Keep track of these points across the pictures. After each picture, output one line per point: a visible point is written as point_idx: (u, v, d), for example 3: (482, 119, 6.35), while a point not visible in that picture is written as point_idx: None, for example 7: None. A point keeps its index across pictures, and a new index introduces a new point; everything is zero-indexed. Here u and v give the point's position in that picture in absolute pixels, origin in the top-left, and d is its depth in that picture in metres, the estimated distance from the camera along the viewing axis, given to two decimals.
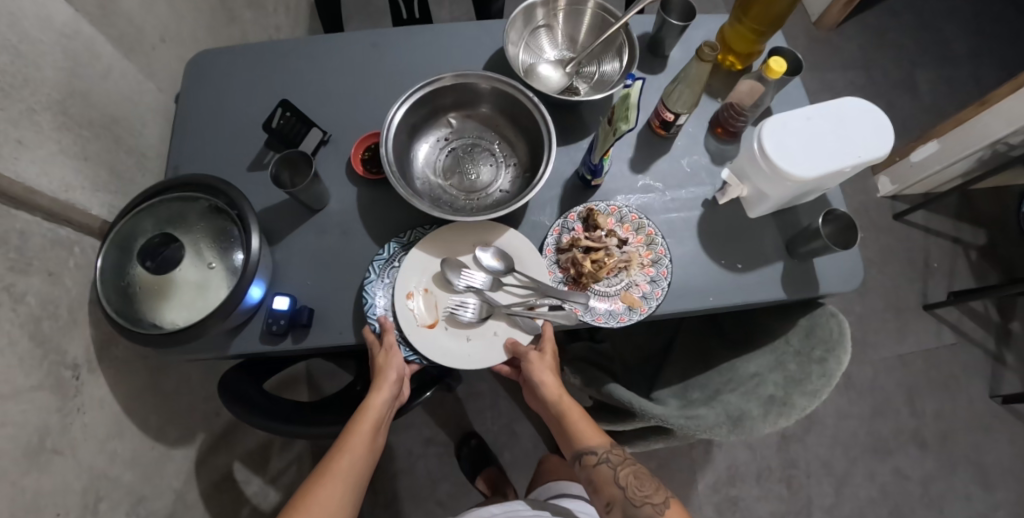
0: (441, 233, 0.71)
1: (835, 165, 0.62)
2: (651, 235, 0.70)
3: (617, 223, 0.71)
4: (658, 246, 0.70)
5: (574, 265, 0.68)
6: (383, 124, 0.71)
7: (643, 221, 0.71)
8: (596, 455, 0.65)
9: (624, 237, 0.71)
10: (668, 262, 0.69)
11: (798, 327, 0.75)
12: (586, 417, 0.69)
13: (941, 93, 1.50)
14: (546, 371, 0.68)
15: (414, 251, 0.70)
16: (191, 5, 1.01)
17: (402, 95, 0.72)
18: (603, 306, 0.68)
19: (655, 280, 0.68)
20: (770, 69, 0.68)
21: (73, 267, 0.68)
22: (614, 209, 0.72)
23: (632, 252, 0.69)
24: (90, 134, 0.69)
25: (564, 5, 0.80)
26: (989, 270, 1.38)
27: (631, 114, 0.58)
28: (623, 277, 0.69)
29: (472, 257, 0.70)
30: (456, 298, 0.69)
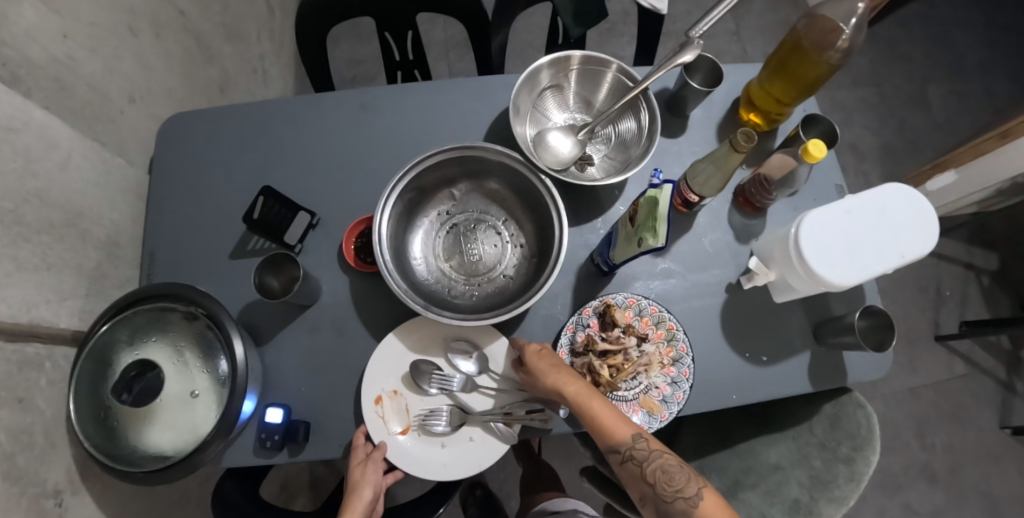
0: (416, 332, 0.67)
1: (875, 269, 0.58)
2: (672, 330, 0.65)
3: (636, 317, 0.66)
4: (680, 342, 0.65)
5: (590, 372, 0.64)
6: (376, 211, 0.64)
7: (663, 313, 0.66)
8: (620, 454, 0.55)
9: (643, 331, 0.66)
10: (690, 361, 0.65)
11: (823, 413, 0.71)
12: (610, 411, 0.57)
13: (954, 108, 1.43)
14: (547, 370, 0.58)
15: (383, 349, 0.65)
16: (161, 53, 0.93)
17: (399, 174, 0.64)
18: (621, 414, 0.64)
19: (677, 381, 0.64)
20: (808, 152, 0.62)
21: (46, 385, 0.62)
22: (632, 301, 0.66)
23: (652, 352, 0.64)
24: (52, 237, 0.63)
25: (577, 65, 0.73)
26: (1002, 296, 1.35)
27: (659, 228, 0.52)
28: (642, 379, 0.64)
29: (443, 357, 0.66)
30: (428, 403, 0.65)
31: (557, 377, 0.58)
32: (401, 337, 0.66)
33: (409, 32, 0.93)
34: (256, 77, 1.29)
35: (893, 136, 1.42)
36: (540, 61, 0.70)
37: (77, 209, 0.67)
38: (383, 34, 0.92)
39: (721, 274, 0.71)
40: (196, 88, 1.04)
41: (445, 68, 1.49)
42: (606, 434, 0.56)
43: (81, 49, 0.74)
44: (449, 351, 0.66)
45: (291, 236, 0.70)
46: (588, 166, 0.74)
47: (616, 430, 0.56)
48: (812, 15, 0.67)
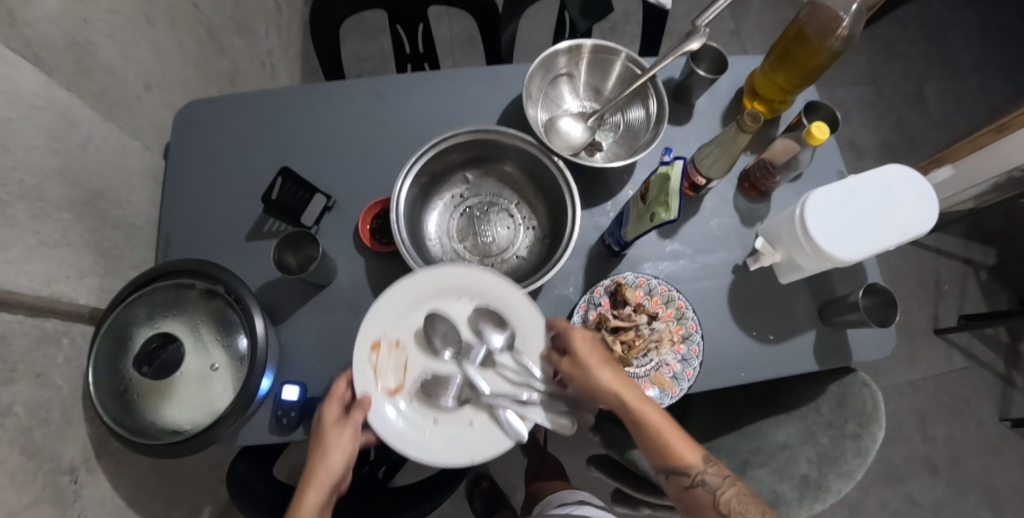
0: (443, 282, 0.62)
1: (877, 246, 0.59)
2: (682, 308, 0.67)
3: (645, 296, 0.67)
4: (689, 320, 0.66)
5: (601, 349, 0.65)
6: (395, 187, 0.65)
7: (673, 293, 0.67)
8: (689, 479, 0.58)
9: (652, 311, 0.67)
10: (700, 338, 0.66)
11: (829, 393, 0.72)
12: (676, 431, 0.58)
13: (950, 106, 1.46)
14: (602, 369, 0.59)
15: (398, 291, 0.62)
16: (175, 43, 0.94)
17: (414, 156, 0.65)
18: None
19: (686, 358, 0.65)
20: (811, 135, 0.64)
21: (63, 361, 0.63)
22: (642, 280, 0.67)
23: (663, 329, 0.66)
24: (71, 216, 0.64)
25: (588, 53, 0.75)
26: (999, 290, 1.37)
27: (671, 202, 0.54)
28: (652, 356, 0.66)
29: (467, 319, 0.63)
30: (433, 367, 0.62)
31: (610, 376, 0.59)
32: (429, 274, 0.62)
33: (420, 24, 0.95)
34: (265, 72, 1.30)
35: (891, 133, 1.44)
36: (552, 47, 0.72)
37: (96, 190, 0.68)
38: (395, 25, 0.94)
39: (729, 257, 0.72)
40: (208, 79, 1.05)
41: (450, 65, 1.51)
42: (675, 459, 0.58)
43: (100, 34, 0.75)
44: (473, 317, 0.62)
45: (307, 218, 0.71)
46: (597, 152, 0.76)
47: (685, 454, 0.58)
48: (815, 3, 0.70)
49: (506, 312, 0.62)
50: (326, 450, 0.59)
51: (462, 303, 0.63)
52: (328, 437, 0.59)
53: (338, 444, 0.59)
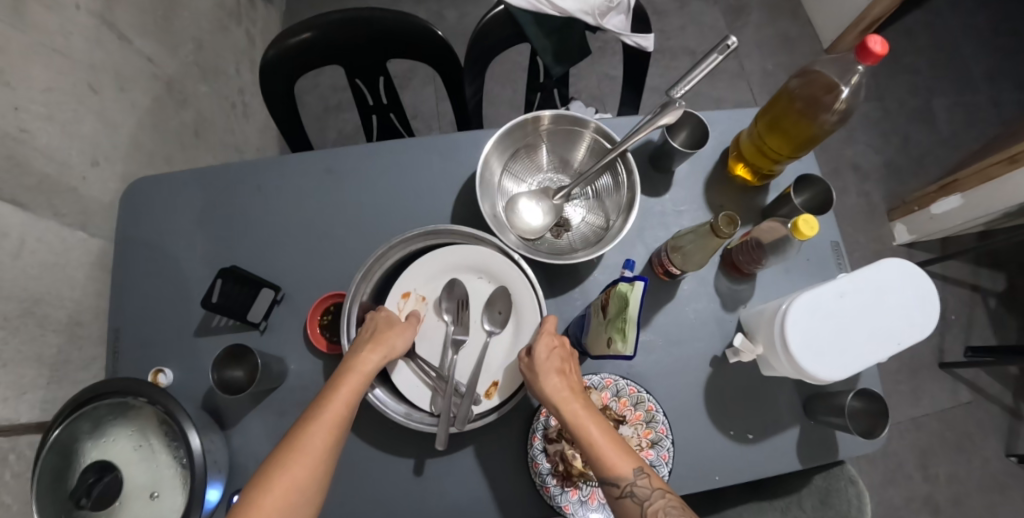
0: (479, 259, 0.65)
1: (866, 358, 0.54)
2: (650, 411, 0.63)
3: (612, 398, 0.63)
4: (659, 424, 0.62)
5: (563, 461, 0.61)
6: (349, 296, 0.61)
7: (642, 394, 0.63)
8: (618, 489, 0.47)
9: (618, 413, 0.63)
10: (670, 443, 0.62)
11: (813, 488, 0.69)
12: (608, 436, 0.49)
13: (961, 123, 1.37)
14: (549, 375, 0.53)
15: (437, 255, 0.65)
16: (127, 106, 0.90)
17: (361, 269, 0.60)
18: (597, 501, 0.60)
19: (655, 465, 0.61)
20: (797, 228, 0.56)
21: (9, 479, 0.61)
22: (609, 382, 0.64)
23: (630, 435, 0.62)
24: (6, 330, 0.61)
25: (548, 126, 0.68)
26: (1009, 319, 1.30)
27: (629, 335, 0.48)
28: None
29: (483, 299, 0.65)
30: (440, 326, 0.64)
31: (557, 383, 0.53)
32: (453, 251, 0.65)
33: (380, 77, 0.89)
34: (235, 112, 1.25)
35: (896, 154, 1.37)
36: (508, 124, 0.66)
37: (33, 294, 0.66)
38: (354, 80, 0.88)
39: (707, 347, 0.67)
40: (168, 135, 1.00)
41: (432, 91, 1.44)
42: (604, 463, 0.48)
43: (36, 119, 0.71)
44: (488, 301, 0.64)
45: (255, 313, 0.68)
46: (564, 233, 0.70)
47: (615, 462, 0.47)
48: (808, 71, 0.63)
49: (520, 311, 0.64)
50: (350, 374, 0.53)
51: (484, 287, 0.65)
52: (355, 362, 0.54)
53: (363, 372, 0.54)
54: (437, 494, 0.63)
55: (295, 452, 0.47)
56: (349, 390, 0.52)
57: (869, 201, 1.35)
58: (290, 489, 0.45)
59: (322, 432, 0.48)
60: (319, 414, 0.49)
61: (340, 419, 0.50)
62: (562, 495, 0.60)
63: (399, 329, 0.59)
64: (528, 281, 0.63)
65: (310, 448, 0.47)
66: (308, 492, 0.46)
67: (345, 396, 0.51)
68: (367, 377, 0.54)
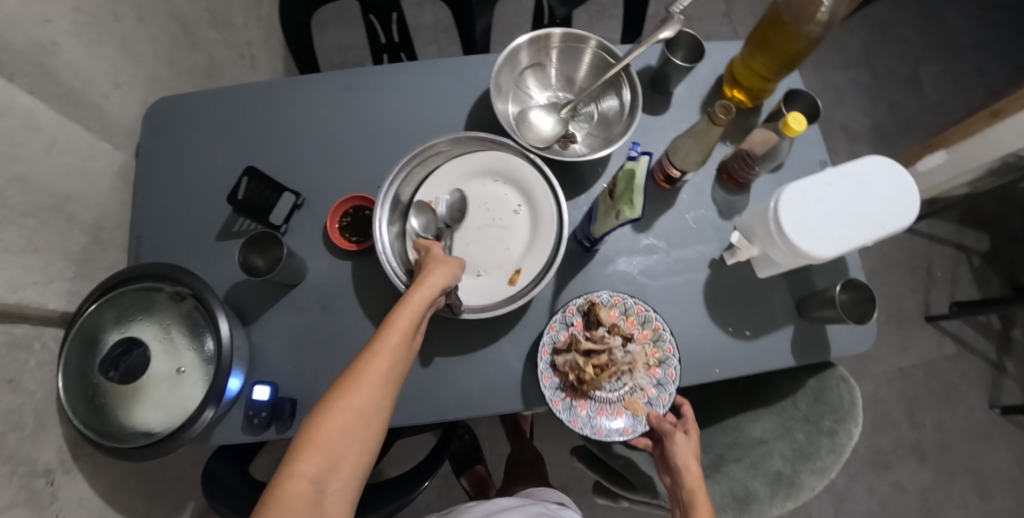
0: (495, 163, 0.68)
1: (850, 242, 0.60)
2: (658, 330, 0.65)
3: (620, 316, 0.66)
4: (666, 343, 0.65)
5: (574, 370, 0.63)
6: (379, 197, 0.64)
7: (650, 313, 0.66)
8: None
9: (627, 331, 0.66)
10: (676, 362, 0.64)
11: (807, 389, 0.73)
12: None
13: (945, 88, 1.44)
14: (688, 455, 0.61)
15: (458, 162, 0.68)
16: (147, 39, 0.92)
17: (391, 173, 0.64)
18: (604, 416, 0.64)
19: (662, 383, 0.64)
20: (787, 126, 0.62)
21: (34, 366, 0.64)
22: (617, 300, 0.66)
23: (636, 351, 0.65)
24: (37, 221, 0.65)
25: (557, 43, 0.72)
26: (993, 276, 1.35)
27: (636, 200, 0.52)
28: (627, 380, 0.65)
29: (500, 200, 0.68)
30: (462, 227, 0.67)
31: (691, 464, 0.61)
32: (469, 159, 0.68)
33: (394, 13, 0.91)
34: (243, 63, 1.27)
35: (885, 118, 1.42)
36: (519, 39, 0.70)
37: (61, 192, 0.69)
38: (368, 15, 0.91)
39: (705, 250, 0.72)
40: (183, 75, 1.03)
41: (434, 52, 1.45)
42: None
43: (65, 34, 0.73)
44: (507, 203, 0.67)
45: (276, 217, 0.71)
46: (571, 145, 0.72)
47: None
48: None
49: (540, 207, 0.67)
50: (405, 307, 0.54)
51: (502, 190, 0.68)
52: (409, 294, 0.55)
53: (417, 304, 0.55)
54: (450, 384, 0.65)
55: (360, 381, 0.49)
56: (403, 324, 0.53)
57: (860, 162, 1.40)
58: (356, 413, 0.48)
59: (383, 362, 0.51)
60: (380, 350, 0.51)
61: (398, 351, 0.52)
62: (571, 409, 0.64)
63: (444, 265, 0.58)
64: (546, 177, 0.66)
65: (371, 380, 0.50)
66: (370, 417, 0.49)
67: (400, 329, 0.53)
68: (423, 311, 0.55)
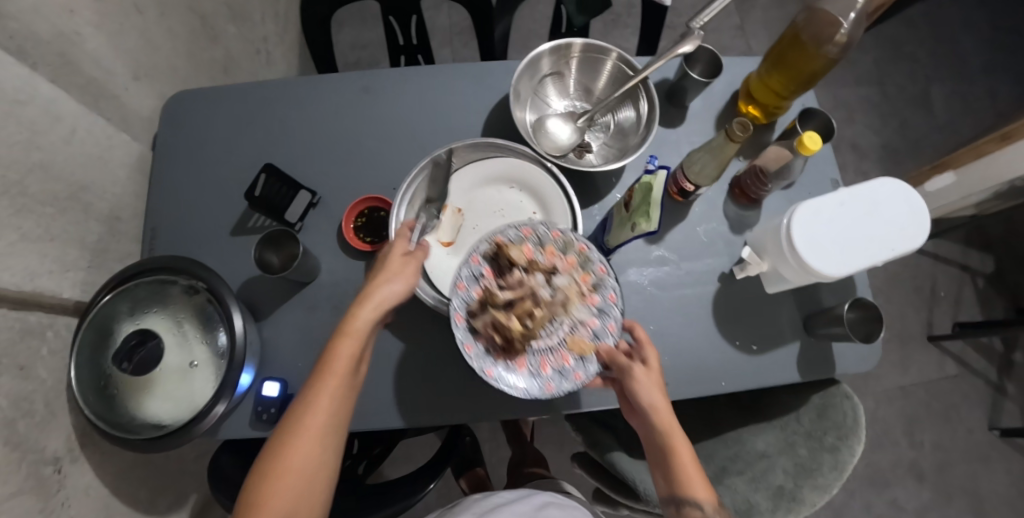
0: (512, 170, 0.70)
1: (861, 262, 0.60)
2: (584, 254, 0.59)
3: (535, 249, 0.59)
4: (595, 265, 0.59)
5: (497, 330, 0.55)
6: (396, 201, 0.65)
7: (567, 238, 0.59)
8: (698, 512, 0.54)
9: (549, 264, 0.59)
10: (613, 283, 0.58)
11: (810, 405, 0.74)
12: (690, 460, 0.57)
13: (956, 109, 1.44)
14: (651, 390, 0.58)
15: (474, 167, 0.69)
16: (167, 31, 0.93)
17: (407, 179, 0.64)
18: (550, 369, 0.56)
19: (604, 310, 0.58)
20: (803, 144, 0.62)
21: (46, 354, 0.64)
22: (527, 233, 0.59)
23: (565, 286, 0.58)
24: (55, 209, 0.65)
25: (578, 53, 0.73)
26: (996, 298, 1.35)
27: (652, 213, 0.53)
28: (565, 320, 0.58)
29: (514, 208, 0.70)
30: (477, 232, 0.68)
31: (656, 398, 0.58)
32: (486, 164, 0.70)
33: (413, 16, 0.92)
34: (259, 59, 1.28)
35: (894, 136, 1.43)
36: (541, 47, 0.70)
37: (79, 182, 0.70)
38: (388, 17, 0.92)
39: (715, 264, 0.72)
40: (200, 68, 1.04)
41: (448, 54, 1.46)
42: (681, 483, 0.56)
43: (88, 24, 0.74)
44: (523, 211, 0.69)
45: (292, 215, 0.72)
46: (586, 154, 0.74)
47: (692, 485, 0.55)
48: (813, 8, 0.66)
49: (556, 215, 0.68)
50: (343, 338, 0.54)
51: (517, 198, 0.70)
52: (346, 323, 0.55)
53: (355, 332, 0.54)
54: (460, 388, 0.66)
55: (307, 420, 0.51)
56: (344, 355, 0.54)
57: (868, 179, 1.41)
58: (313, 435, 0.51)
59: (328, 397, 0.52)
60: (320, 389, 0.52)
61: (346, 370, 0.54)
62: (509, 372, 0.55)
63: (393, 275, 0.57)
64: (562, 186, 0.68)
65: (321, 403, 0.52)
66: (326, 439, 0.52)
67: (345, 350, 0.54)
68: (362, 338, 0.55)
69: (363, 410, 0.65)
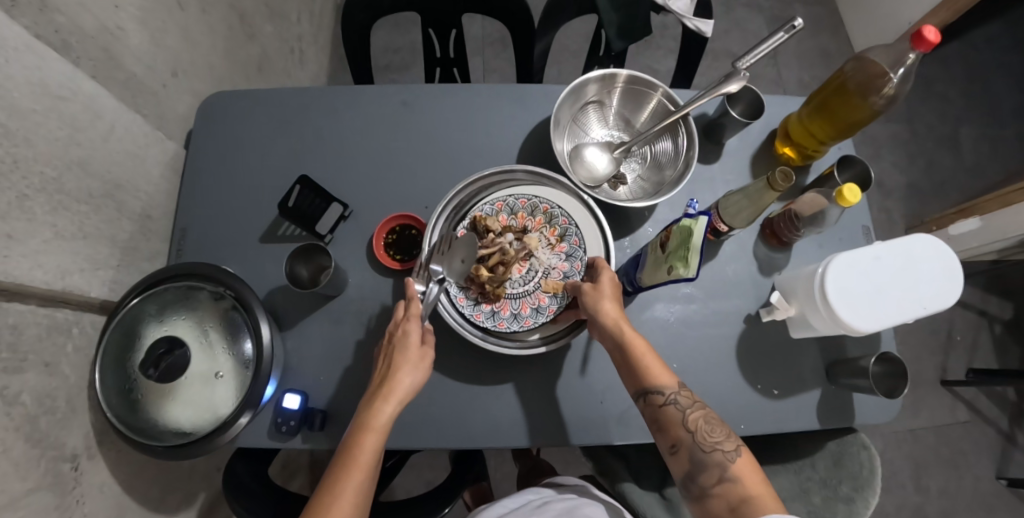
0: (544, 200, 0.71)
1: (892, 318, 0.60)
2: (548, 213, 0.69)
3: (509, 217, 0.69)
4: (559, 218, 0.69)
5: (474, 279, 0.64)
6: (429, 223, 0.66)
7: (534, 202, 0.69)
8: (662, 398, 0.58)
9: (521, 226, 0.69)
10: (575, 230, 0.68)
11: (826, 451, 0.73)
12: (651, 354, 0.59)
13: (985, 153, 1.43)
14: (605, 297, 0.61)
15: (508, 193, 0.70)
16: (207, 28, 0.93)
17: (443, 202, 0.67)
18: (529, 308, 0.66)
19: (570, 255, 0.68)
20: (842, 196, 0.60)
21: (72, 351, 0.64)
22: (500, 205, 0.69)
23: (534, 237, 0.68)
24: (89, 207, 0.66)
25: (623, 83, 0.73)
26: (1012, 347, 1.34)
27: (690, 260, 0.52)
28: (537, 266, 0.68)
29: None
30: None
31: (611, 306, 0.60)
32: (521, 190, 0.70)
33: (453, 30, 0.92)
34: (293, 57, 1.28)
35: (920, 176, 1.42)
36: (587, 75, 0.70)
37: (115, 179, 0.70)
38: (428, 29, 0.91)
39: (742, 304, 0.72)
40: (237, 67, 1.04)
41: (479, 64, 1.46)
42: (648, 377, 0.58)
43: (131, 20, 0.74)
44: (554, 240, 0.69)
45: (322, 226, 0.72)
46: (620, 186, 0.73)
47: (658, 377, 0.58)
48: (863, 57, 0.66)
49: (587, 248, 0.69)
50: (366, 432, 0.55)
51: None
52: (370, 418, 0.55)
53: (377, 427, 0.55)
54: (479, 413, 0.66)
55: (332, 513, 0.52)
56: (368, 450, 0.55)
57: (891, 217, 1.40)
58: None
59: (351, 491, 0.53)
60: (343, 480, 0.53)
61: (368, 461, 0.55)
62: (495, 314, 0.66)
63: (412, 369, 0.58)
64: (594, 219, 0.69)
65: (345, 496, 0.53)
66: None
67: (367, 444, 0.55)
68: (384, 431, 0.56)
69: None
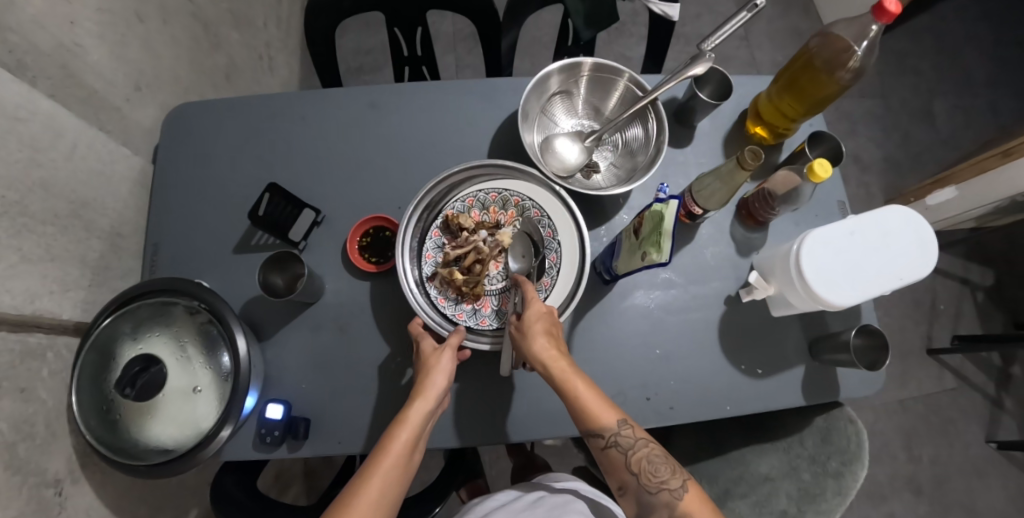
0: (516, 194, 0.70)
1: (867, 292, 0.60)
2: (520, 205, 0.69)
3: (481, 213, 0.69)
4: (530, 210, 0.69)
5: (451, 282, 0.65)
6: (402, 225, 0.66)
7: (505, 195, 0.69)
8: (604, 440, 0.57)
9: (493, 221, 0.69)
10: (550, 220, 0.68)
11: (814, 427, 0.73)
12: (592, 394, 0.57)
13: (959, 123, 1.44)
14: (538, 337, 0.58)
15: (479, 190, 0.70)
16: (169, 40, 0.91)
17: (414, 201, 0.66)
18: (508, 304, 0.66)
19: (544, 245, 0.67)
20: (813, 172, 0.60)
21: (46, 375, 0.63)
22: (471, 202, 0.69)
23: (506, 232, 0.68)
24: (55, 228, 0.64)
25: (588, 72, 0.72)
26: (995, 312, 1.36)
27: (662, 245, 0.52)
28: (513, 260, 0.68)
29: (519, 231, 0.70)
30: None
31: (545, 344, 0.58)
32: (492, 185, 0.70)
33: (419, 27, 0.91)
34: (262, 65, 1.27)
35: (896, 149, 1.43)
36: (553, 65, 0.70)
37: (81, 198, 0.69)
38: (393, 29, 0.90)
39: (722, 286, 0.72)
40: (203, 76, 1.02)
41: (451, 62, 1.45)
42: (591, 421, 0.56)
43: (89, 35, 0.72)
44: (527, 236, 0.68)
45: (296, 233, 0.72)
46: (594, 174, 0.73)
47: (602, 419, 0.56)
48: (827, 33, 0.66)
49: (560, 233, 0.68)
50: (396, 431, 0.55)
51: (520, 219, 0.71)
52: (399, 418, 0.56)
53: (408, 425, 0.55)
54: (466, 411, 0.66)
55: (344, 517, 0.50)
56: (395, 447, 0.54)
57: (869, 191, 1.41)
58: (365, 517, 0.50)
59: (375, 487, 0.52)
60: (366, 480, 0.52)
61: (397, 463, 0.53)
62: (476, 312, 0.66)
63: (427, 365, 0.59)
64: (568, 210, 0.68)
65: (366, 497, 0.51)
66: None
67: (397, 445, 0.54)
68: (415, 434, 0.55)
69: (369, 432, 0.66)
